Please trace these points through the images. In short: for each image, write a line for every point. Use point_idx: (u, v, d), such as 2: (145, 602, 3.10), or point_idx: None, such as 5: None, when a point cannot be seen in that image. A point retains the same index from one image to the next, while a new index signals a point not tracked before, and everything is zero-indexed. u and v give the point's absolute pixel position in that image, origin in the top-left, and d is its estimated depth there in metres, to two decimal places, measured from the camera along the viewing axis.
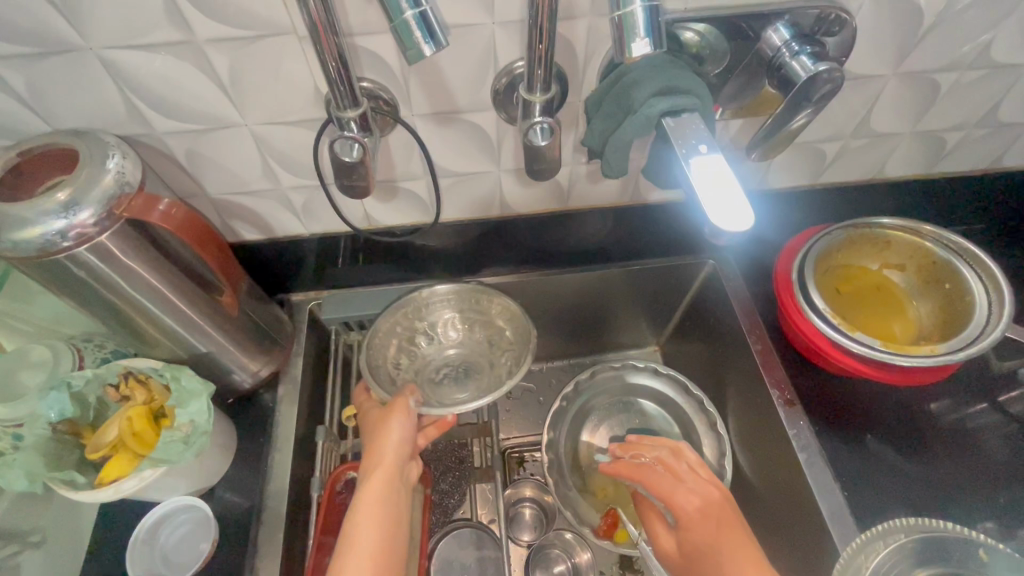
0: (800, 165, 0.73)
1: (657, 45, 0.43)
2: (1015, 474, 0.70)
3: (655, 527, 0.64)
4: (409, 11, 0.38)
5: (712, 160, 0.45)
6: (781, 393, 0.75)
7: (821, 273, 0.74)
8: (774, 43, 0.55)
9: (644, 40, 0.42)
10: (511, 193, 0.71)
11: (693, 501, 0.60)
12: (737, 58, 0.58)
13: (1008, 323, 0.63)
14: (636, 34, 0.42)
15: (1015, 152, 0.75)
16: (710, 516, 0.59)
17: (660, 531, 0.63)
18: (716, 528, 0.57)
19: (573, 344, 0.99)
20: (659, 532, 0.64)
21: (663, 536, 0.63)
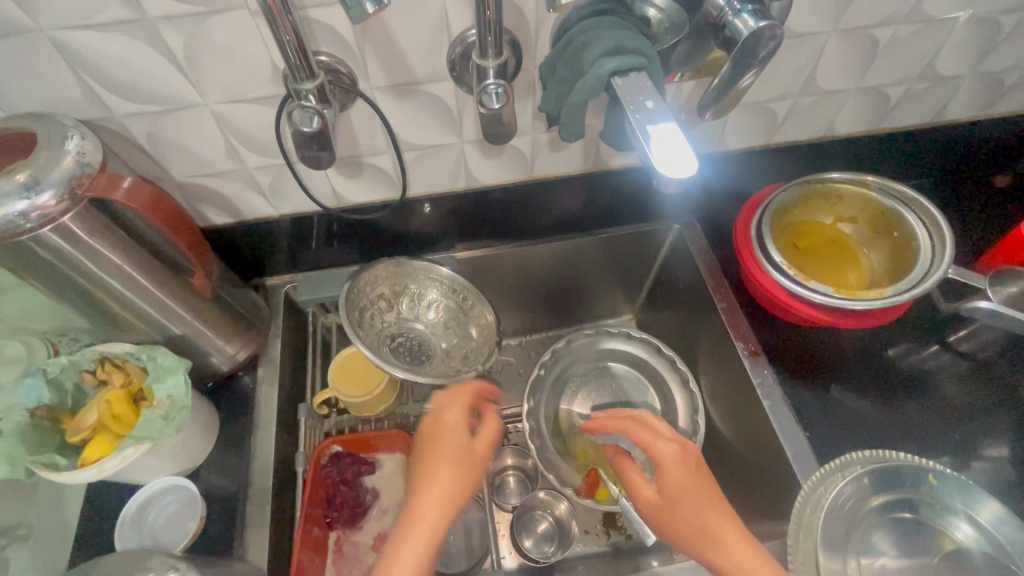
0: (754, 126, 0.76)
1: None
2: (964, 406, 0.75)
3: (632, 478, 0.64)
4: None
5: (653, 116, 0.48)
6: (745, 345, 0.78)
7: (778, 230, 0.77)
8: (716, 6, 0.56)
9: None
10: (477, 165, 0.73)
11: (674, 452, 0.61)
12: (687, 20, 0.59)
13: (950, 265, 0.67)
14: None
15: (956, 105, 0.79)
16: (689, 464, 0.60)
17: (637, 480, 0.64)
18: (696, 475, 0.59)
19: (550, 316, 1.02)
20: (636, 482, 0.64)
21: (642, 486, 0.63)
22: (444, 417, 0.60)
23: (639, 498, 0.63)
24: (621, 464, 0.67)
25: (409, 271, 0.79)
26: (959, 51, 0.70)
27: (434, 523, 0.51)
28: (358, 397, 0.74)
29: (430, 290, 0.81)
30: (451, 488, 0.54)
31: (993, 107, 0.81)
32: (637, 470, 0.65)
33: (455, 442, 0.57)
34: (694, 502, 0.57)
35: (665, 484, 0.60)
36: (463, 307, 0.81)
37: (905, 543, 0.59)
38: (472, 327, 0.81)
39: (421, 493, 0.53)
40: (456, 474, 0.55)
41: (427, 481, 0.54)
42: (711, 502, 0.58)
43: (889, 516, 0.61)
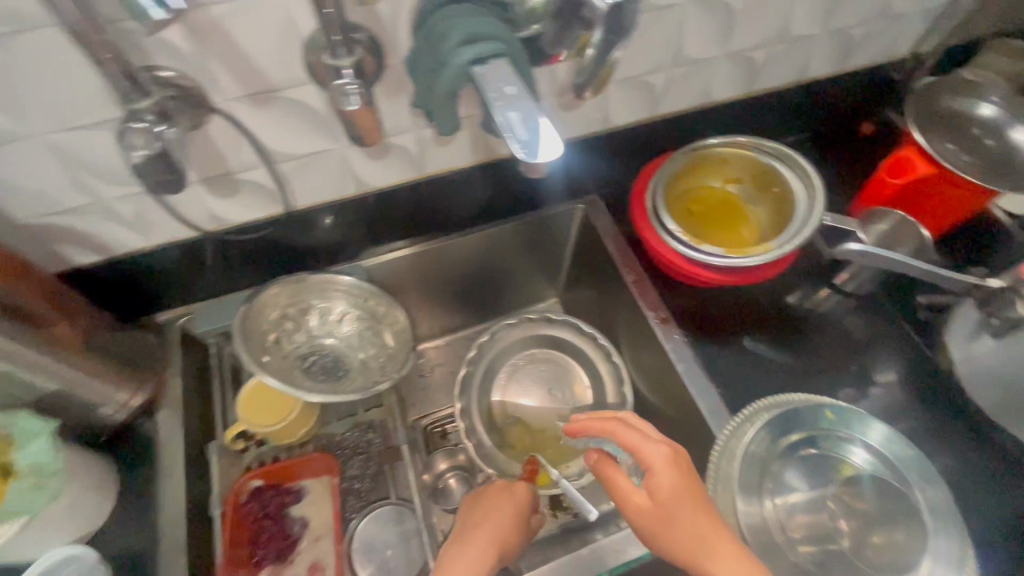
0: (636, 100, 0.78)
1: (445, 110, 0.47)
2: (854, 340, 0.81)
3: (621, 486, 0.58)
4: None
5: (518, 102, 0.47)
6: (655, 312, 0.81)
7: (672, 198, 0.80)
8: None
9: None
10: (364, 168, 0.70)
11: (666, 460, 0.55)
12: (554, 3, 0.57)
13: (821, 216, 0.72)
14: None
15: (816, 62, 0.84)
16: (682, 472, 0.54)
17: (627, 490, 0.57)
18: (690, 484, 0.54)
19: (474, 309, 1.02)
20: (628, 491, 0.57)
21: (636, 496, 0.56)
22: (487, 489, 0.69)
23: (631, 508, 0.56)
24: (608, 469, 0.60)
25: (313, 285, 0.77)
26: (808, 11, 0.74)
27: (481, 553, 0.61)
28: (269, 426, 0.71)
29: (339, 301, 0.79)
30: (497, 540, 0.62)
31: (848, 61, 0.87)
32: (624, 475, 0.59)
33: (512, 503, 0.67)
34: (688, 515, 0.53)
35: (660, 496, 0.54)
36: (376, 314, 0.79)
37: (813, 475, 0.63)
38: (388, 334, 0.79)
39: (475, 531, 0.63)
40: (503, 533, 0.63)
41: (474, 525, 0.64)
42: (706, 514, 0.53)
43: (795, 455, 0.64)
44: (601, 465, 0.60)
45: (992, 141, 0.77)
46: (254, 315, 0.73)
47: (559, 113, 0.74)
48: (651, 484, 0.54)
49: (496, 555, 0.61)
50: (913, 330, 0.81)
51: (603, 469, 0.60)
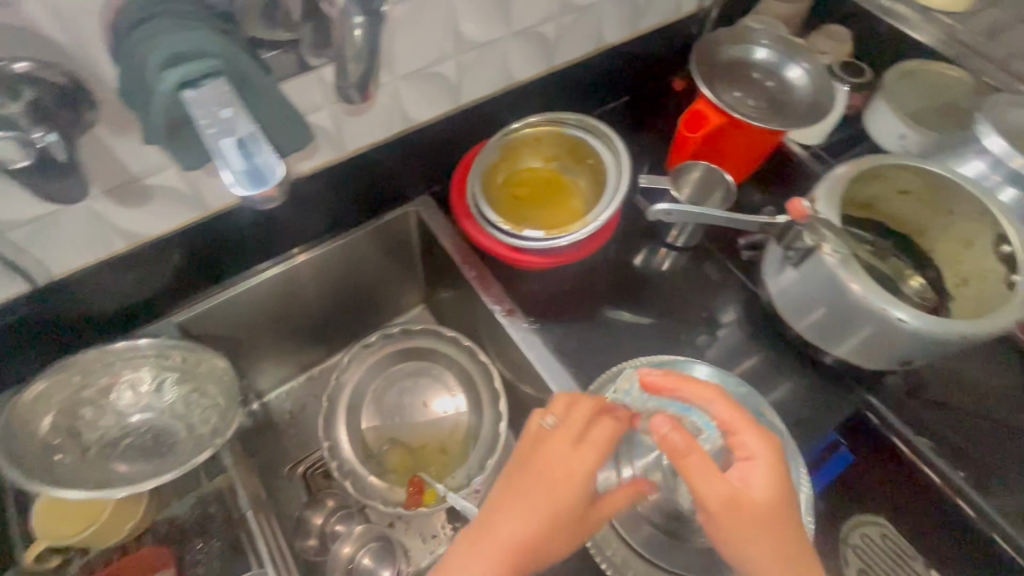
0: (434, 94, 0.74)
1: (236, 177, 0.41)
2: (692, 291, 0.85)
3: (705, 472, 0.49)
4: None
5: (232, 125, 0.42)
6: (500, 304, 0.79)
7: (493, 187, 0.78)
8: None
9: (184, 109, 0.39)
10: (127, 217, 0.61)
11: (766, 453, 0.51)
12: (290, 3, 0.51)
13: (629, 181, 0.73)
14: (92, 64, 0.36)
15: (608, 28, 0.85)
16: (776, 470, 0.51)
17: (708, 477, 0.49)
18: (784, 496, 0.50)
19: (331, 335, 0.96)
20: (704, 484, 0.49)
21: (713, 487, 0.49)
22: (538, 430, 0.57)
23: (702, 493, 0.49)
24: (684, 444, 0.50)
25: (107, 359, 0.67)
26: None
27: (497, 564, 0.50)
28: (73, 537, 0.61)
29: (147, 369, 0.69)
30: (522, 536, 0.51)
31: (640, 24, 0.89)
32: (702, 457, 0.50)
33: (550, 480, 0.53)
34: (765, 534, 0.49)
35: (756, 501, 0.49)
36: (195, 372, 0.71)
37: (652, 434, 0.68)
38: (212, 387, 0.71)
39: (494, 531, 0.52)
40: (526, 528, 0.51)
41: (490, 519, 0.53)
42: (785, 533, 0.50)
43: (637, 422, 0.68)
44: (675, 440, 0.50)
45: (771, 83, 0.82)
46: (30, 407, 0.63)
47: (349, 119, 0.68)
48: (728, 486, 0.49)
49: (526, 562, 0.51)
50: (740, 271, 0.86)
51: (681, 448, 0.50)
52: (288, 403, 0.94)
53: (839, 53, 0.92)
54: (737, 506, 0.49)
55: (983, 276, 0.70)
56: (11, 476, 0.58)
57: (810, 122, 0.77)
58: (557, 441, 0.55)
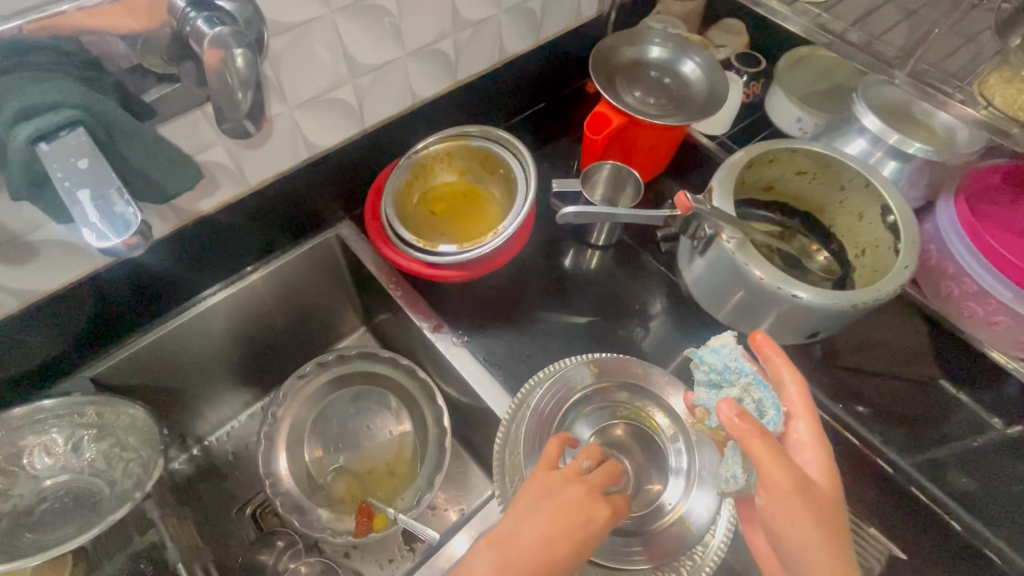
0: (334, 119, 0.73)
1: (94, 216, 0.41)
2: (618, 287, 0.87)
3: (780, 457, 0.47)
4: None
5: (89, 178, 0.41)
6: (427, 321, 0.80)
7: (408, 207, 0.78)
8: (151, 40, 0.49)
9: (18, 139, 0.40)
10: (14, 277, 0.59)
11: (820, 439, 0.53)
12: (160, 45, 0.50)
13: (536, 188, 0.75)
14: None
15: (508, 40, 0.86)
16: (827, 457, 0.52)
17: (782, 464, 0.47)
18: (836, 488, 0.51)
19: (267, 370, 0.94)
20: (779, 471, 0.47)
21: (787, 471, 0.47)
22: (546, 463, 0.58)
23: (773, 482, 0.47)
24: (764, 426, 0.48)
25: (18, 424, 0.64)
26: None
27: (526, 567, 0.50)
28: None
29: (59, 430, 0.67)
30: (545, 543, 0.51)
31: (542, 33, 0.91)
32: (773, 445, 0.48)
33: (567, 502, 0.53)
34: (827, 529, 0.47)
35: (816, 488, 0.49)
36: (112, 426, 0.69)
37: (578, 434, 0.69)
38: (131, 438, 0.69)
39: (519, 533, 0.52)
40: (556, 528, 0.52)
41: (514, 528, 0.53)
42: (844, 532, 0.48)
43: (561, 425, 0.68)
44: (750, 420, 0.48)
45: (670, 80, 0.85)
46: None
47: (247, 153, 0.68)
48: (797, 470, 0.48)
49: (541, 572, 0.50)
50: (662, 263, 0.89)
51: (760, 429, 0.48)
52: (230, 443, 0.92)
53: (736, 45, 0.96)
54: (804, 492, 0.47)
55: (876, 245, 0.74)
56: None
57: (707, 113, 0.79)
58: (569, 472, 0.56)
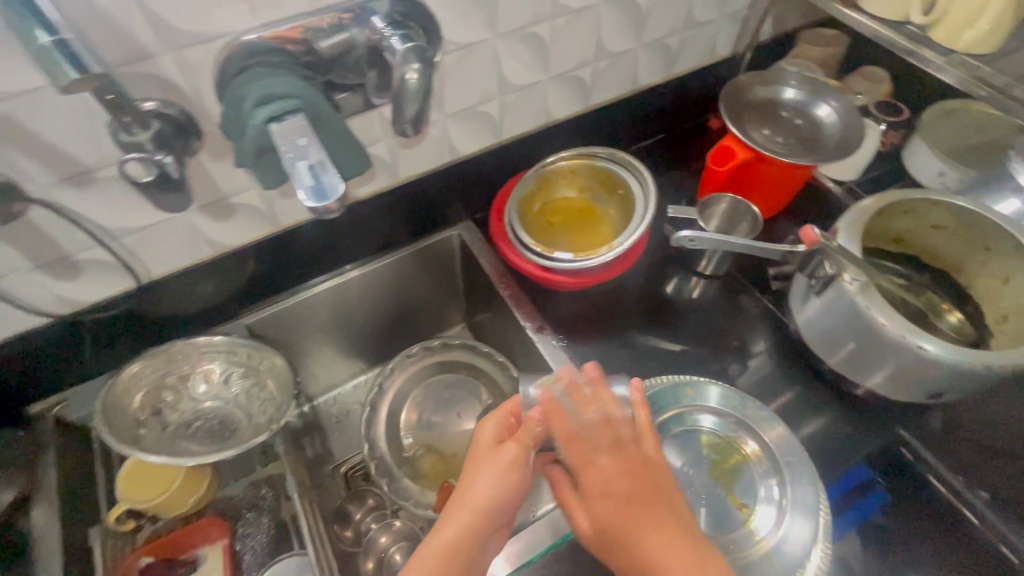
0: (477, 129, 0.82)
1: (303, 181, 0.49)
2: (719, 319, 0.87)
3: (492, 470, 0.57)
4: None
5: (307, 152, 0.51)
6: (532, 322, 0.84)
7: (530, 214, 0.85)
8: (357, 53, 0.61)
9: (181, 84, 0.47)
10: (215, 231, 0.71)
11: (649, 439, 0.60)
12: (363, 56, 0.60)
13: (654, 211, 0.79)
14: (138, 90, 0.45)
15: (642, 73, 0.92)
16: (629, 479, 0.56)
17: (591, 457, 0.57)
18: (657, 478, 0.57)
19: (376, 347, 1.04)
20: (582, 448, 0.58)
21: (594, 465, 0.57)
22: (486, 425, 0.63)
23: (573, 457, 0.58)
24: (572, 431, 0.59)
25: (189, 350, 0.76)
26: (616, 30, 0.81)
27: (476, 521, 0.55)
28: (150, 501, 0.69)
29: (217, 363, 0.79)
30: (491, 496, 0.55)
31: (674, 68, 0.95)
32: (476, 466, 0.59)
33: (498, 464, 0.57)
34: (652, 500, 0.55)
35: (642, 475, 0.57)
36: (258, 368, 0.80)
37: None
38: (271, 382, 0.80)
39: (470, 487, 0.56)
40: (494, 482, 0.56)
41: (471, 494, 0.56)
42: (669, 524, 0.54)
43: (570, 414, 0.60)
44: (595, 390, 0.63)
45: (801, 121, 0.85)
46: (123, 386, 0.72)
47: (403, 150, 0.78)
48: (621, 459, 0.57)
49: (489, 520, 0.55)
50: (770, 302, 0.87)
51: (568, 432, 0.59)
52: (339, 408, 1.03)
53: (875, 93, 0.94)
54: (628, 473, 0.56)
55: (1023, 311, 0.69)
56: (109, 442, 0.67)
57: (841, 156, 0.78)
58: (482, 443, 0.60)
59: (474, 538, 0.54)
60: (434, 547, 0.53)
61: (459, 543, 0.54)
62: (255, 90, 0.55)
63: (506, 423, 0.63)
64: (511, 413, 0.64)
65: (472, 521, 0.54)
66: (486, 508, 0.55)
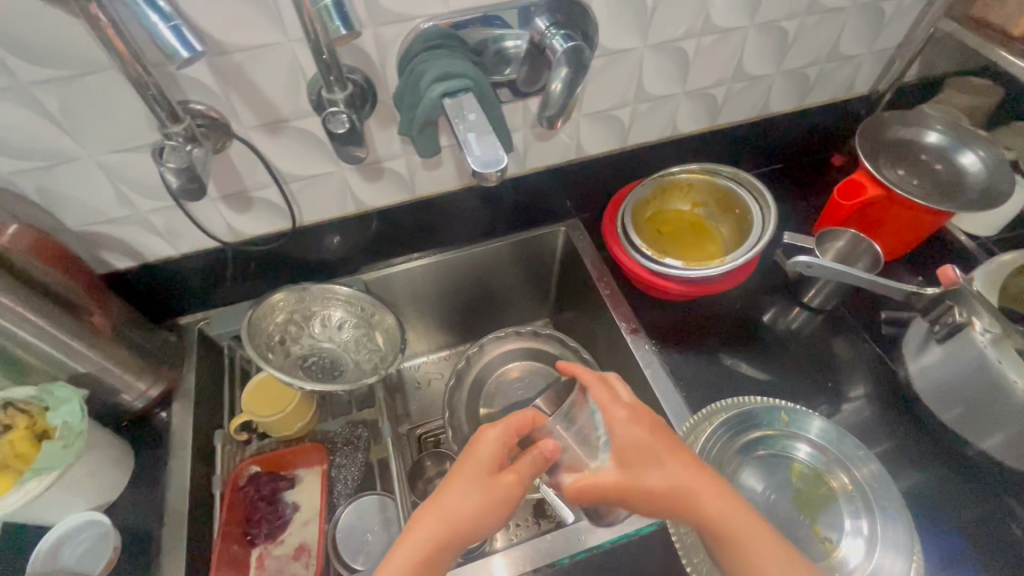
0: (605, 132, 0.86)
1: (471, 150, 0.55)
2: (817, 354, 0.85)
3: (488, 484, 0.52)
4: (160, 24, 0.42)
5: (477, 126, 0.57)
6: (627, 322, 0.87)
7: (643, 220, 0.88)
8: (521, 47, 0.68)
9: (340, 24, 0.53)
10: (362, 190, 0.80)
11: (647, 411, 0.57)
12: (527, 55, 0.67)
13: (771, 234, 0.79)
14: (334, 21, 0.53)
15: (775, 98, 0.92)
16: (655, 434, 0.55)
17: (611, 413, 0.55)
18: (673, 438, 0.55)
19: (461, 329, 1.06)
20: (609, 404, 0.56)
21: (615, 418, 0.55)
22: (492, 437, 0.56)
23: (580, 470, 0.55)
24: (599, 378, 0.58)
25: (318, 293, 0.84)
26: (759, 54, 0.83)
27: (446, 537, 0.51)
28: (269, 417, 0.78)
29: (337, 310, 0.87)
30: (473, 522, 0.51)
31: (807, 98, 0.95)
32: (463, 480, 0.53)
33: (484, 483, 0.52)
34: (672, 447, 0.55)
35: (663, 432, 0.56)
36: (371, 321, 0.87)
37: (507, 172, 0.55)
38: (380, 337, 0.87)
39: (447, 501, 0.52)
40: (479, 506, 0.51)
41: (450, 500, 0.52)
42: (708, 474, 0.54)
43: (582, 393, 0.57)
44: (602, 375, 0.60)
45: (940, 166, 0.83)
46: (263, 312, 0.81)
47: (535, 142, 0.83)
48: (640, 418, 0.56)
49: (458, 538, 0.51)
50: (879, 346, 0.84)
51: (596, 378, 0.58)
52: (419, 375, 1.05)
53: None
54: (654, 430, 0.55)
55: None
56: (249, 356, 0.76)
57: (984, 207, 0.75)
58: (475, 450, 0.54)
59: (444, 555, 0.51)
60: (409, 553, 0.50)
61: (429, 559, 0.50)
62: (430, 68, 0.61)
63: (508, 442, 0.55)
64: (518, 427, 0.55)
65: (447, 539, 0.51)
66: (466, 532, 0.51)
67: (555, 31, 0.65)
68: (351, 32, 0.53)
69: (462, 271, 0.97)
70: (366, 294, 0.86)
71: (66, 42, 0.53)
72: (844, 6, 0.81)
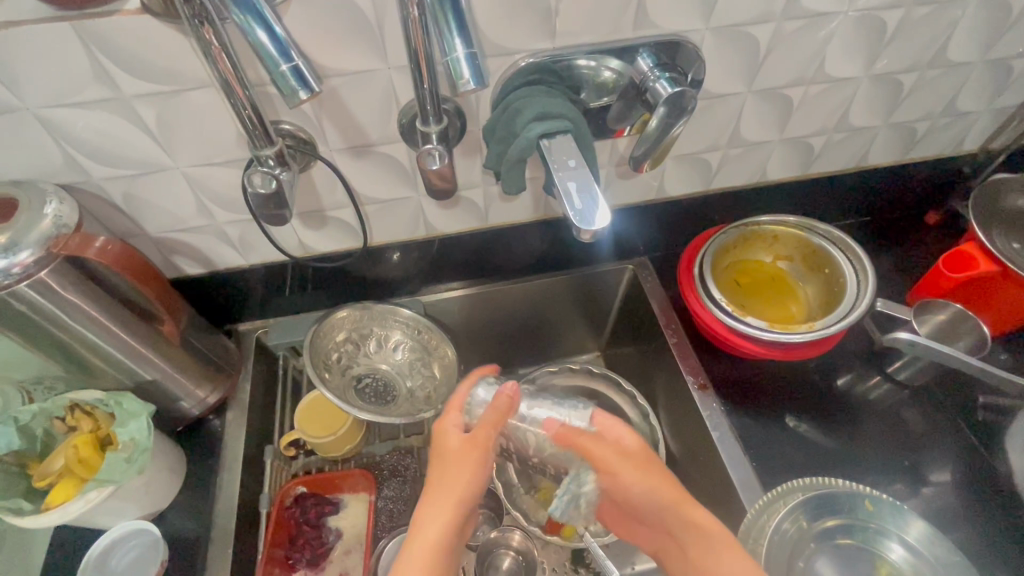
0: (690, 175, 0.82)
1: (572, 203, 0.52)
2: (902, 433, 0.78)
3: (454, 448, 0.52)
4: (283, 65, 0.42)
5: (576, 174, 0.54)
6: (695, 377, 0.81)
7: (722, 269, 0.83)
8: (612, 68, 0.63)
9: (469, 79, 0.47)
10: (434, 216, 0.78)
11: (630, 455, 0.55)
12: (618, 89, 0.65)
13: (869, 301, 0.73)
14: (462, 75, 0.47)
15: (877, 151, 0.86)
16: (654, 481, 0.53)
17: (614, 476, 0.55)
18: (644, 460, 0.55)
19: (510, 361, 1.02)
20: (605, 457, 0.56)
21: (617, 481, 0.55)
22: (456, 475, 0.50)
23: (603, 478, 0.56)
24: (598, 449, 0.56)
25: (379, 313, 0.82)
26: (869, 106, 0.77)
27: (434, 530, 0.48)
28: (322, 437, 0.76)
29: (396, 332, 0.84)
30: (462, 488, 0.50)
31: (909, 153, 0.88)
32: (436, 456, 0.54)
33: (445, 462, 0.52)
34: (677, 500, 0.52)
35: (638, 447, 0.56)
36: (428, 348, 0.84)
37: (588, 221, 0.50)
38: (436, 366, 0.84)
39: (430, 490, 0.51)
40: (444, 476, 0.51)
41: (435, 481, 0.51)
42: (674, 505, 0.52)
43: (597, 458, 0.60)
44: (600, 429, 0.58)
45: None
46: (324, 331, 0.79)
47: (617, 180, 0.80)
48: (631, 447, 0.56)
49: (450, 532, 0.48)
50: (972, 432, 0.78)
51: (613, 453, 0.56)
52: None
53: None
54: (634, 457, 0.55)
55: None
56: (308, 373, 0.74)
57: None
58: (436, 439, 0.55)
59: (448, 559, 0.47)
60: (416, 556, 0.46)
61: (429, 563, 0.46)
62: (524, 104, 0.59)
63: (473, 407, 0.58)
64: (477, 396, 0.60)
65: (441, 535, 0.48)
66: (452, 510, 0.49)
67: (659, 74, 0.61)
68: (481, 89, 0.47)
69: (522, 299, 0.93)
70: (426, 319, 0.83)
71: (171, 59, 0.52)
72: (970, 60, 0.74)
